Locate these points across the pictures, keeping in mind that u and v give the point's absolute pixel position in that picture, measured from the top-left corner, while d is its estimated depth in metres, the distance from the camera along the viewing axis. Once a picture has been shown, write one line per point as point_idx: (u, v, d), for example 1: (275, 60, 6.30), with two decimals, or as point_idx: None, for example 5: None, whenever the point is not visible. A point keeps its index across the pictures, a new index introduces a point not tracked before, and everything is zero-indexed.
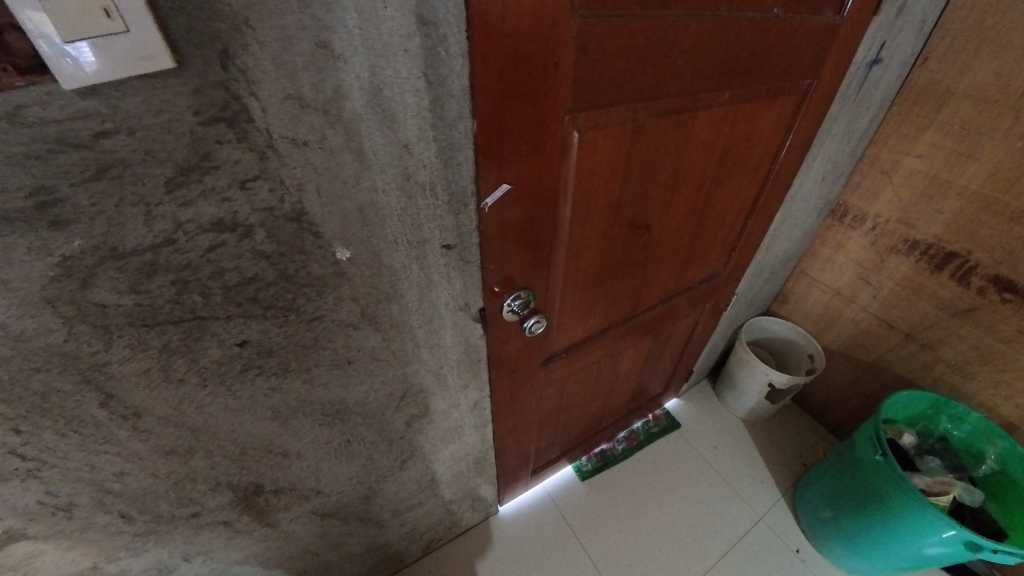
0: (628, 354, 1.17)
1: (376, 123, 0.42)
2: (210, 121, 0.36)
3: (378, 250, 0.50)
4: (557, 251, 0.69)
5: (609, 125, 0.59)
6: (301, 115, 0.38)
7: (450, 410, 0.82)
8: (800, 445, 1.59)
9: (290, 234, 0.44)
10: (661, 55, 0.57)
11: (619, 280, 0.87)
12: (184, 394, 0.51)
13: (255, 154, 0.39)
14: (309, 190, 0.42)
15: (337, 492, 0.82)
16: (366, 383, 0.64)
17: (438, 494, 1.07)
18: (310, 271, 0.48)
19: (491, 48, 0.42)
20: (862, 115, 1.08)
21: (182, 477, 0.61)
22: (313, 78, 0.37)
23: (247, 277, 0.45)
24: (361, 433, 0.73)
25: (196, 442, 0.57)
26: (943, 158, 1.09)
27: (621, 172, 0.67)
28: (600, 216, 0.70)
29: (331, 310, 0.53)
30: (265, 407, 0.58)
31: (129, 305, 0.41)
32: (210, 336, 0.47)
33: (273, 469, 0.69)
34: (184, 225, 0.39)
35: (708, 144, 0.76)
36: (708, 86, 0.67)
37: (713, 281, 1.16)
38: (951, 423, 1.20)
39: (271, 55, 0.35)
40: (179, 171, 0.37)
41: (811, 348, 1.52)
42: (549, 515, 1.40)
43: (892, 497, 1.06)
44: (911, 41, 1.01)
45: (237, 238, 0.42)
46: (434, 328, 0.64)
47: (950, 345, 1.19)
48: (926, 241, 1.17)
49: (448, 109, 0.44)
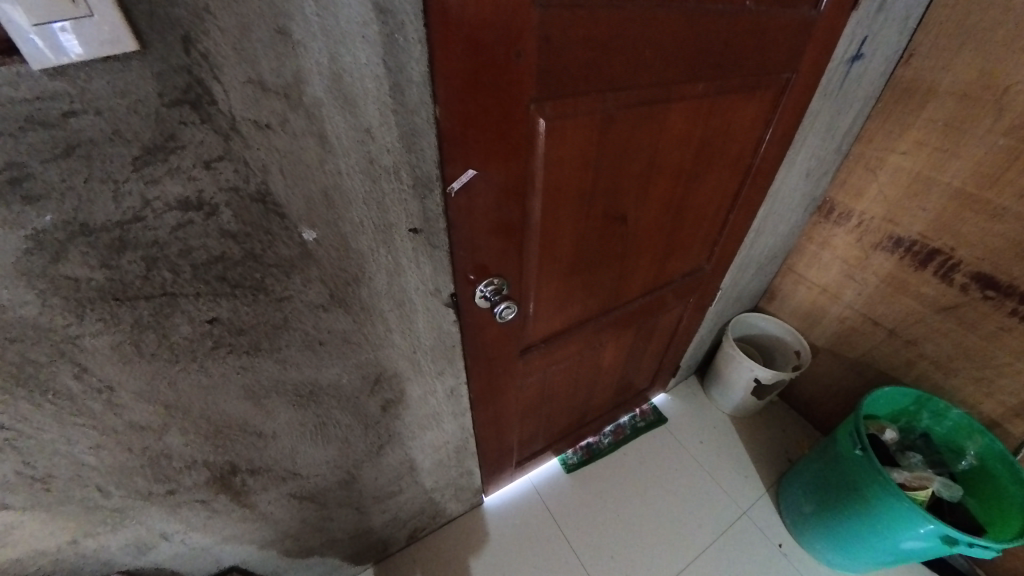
0: (612, 348, 1.19)
1: (337, 108, 0.43)
2: (174, 103, 0.37)
3: (344, 233, 0.52)
4: (532, 240, 0.71)
5: (579, 117, 0.61)
6: (263, 98, 0.40)
7: (427, 396, 0.84)
8: (785, 441, 1.60)
9: (255, 215, 0.46)
10: (628, 48, 0.58)
11: (597, 269, 0.89)
12: (156, 368, 0.54)
13: (219, 135, 0.40)
14: (273, 172, 0.44)
15: (314, 475, 0.85)
16: (339, 365, 0.66)
17: (419, 482, 1.09)
18: (277, 251, 0.49)
19: (450, 37, 0.44)
20: (845, 111, 1.10)
21: (157, 453, 0.63)
22: (273, 63, 0.39)
23: (215, 256, 0.47)
24: (336, 416, 0.75)
25: (170, 418, 0.60)
26: (926, 155, 1.11)
27: (592, 163, 0.68)
28: (574, 208, 0.72)
29: (299, 291, 0.54)
30: (238, 385, 0.61)
31: (100, 279, 0.44)
32: (180, 313, 0.50)
33: (250, 449, 0.72)
34: (152, 202, 0.41)
35: (683, 136, 0.78)
36: (679, 79, 0.68)
37: (697, 274, 1.17)
38: (932, 419, 1.22)
39: (233, 41, 0.37)
40: (145, 151, 0.39)
41: (797, 344, 1.53)
42: (532, 507, 1.42)
43: (871, 491, 1.08)
44: (895, 38, 1.02)
45: (204, 217, 0.44)
46: (406, 313, 0.65)
47: (932, 341, 1.21)
48: (910, 238, 1.19)
49: (409, 96, 0.46)
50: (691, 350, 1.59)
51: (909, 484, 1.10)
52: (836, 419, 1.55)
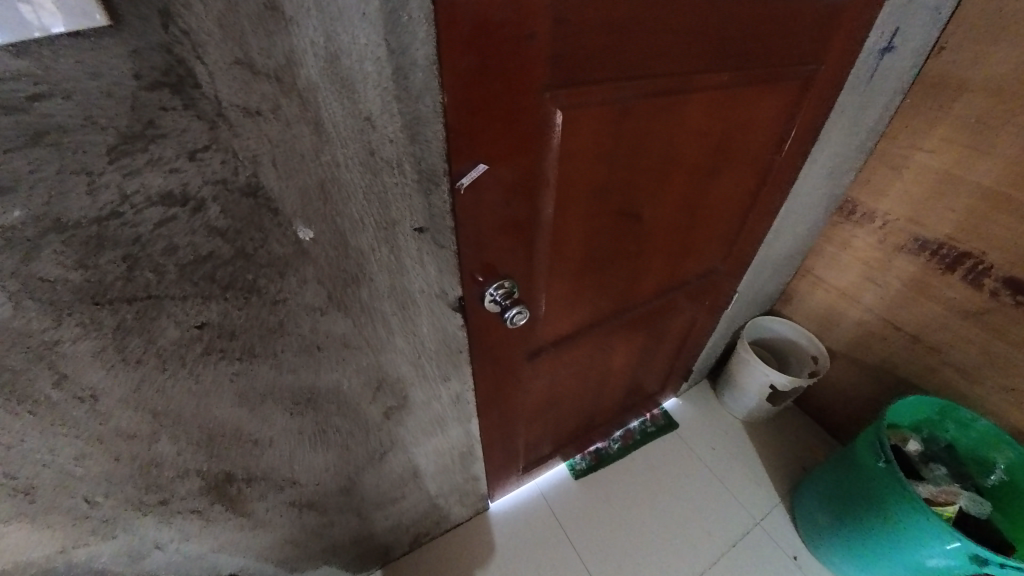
0: (622, 351, 1.14)
1: (334, 93, 0.39)
2: (153, 86, 0.34)
3: (343, 230, 0.48)
4: (541, 239, 0.67)
5: (594, 107, 0.57)
6: (252, 81, 0.36)
7: (431, 402, 0.80)
8: (800, 448, 1.55)
9: (245, 210, 0.42)
10: (647, 33, 0.54)
11: (609, 270, 0.84)
12: (143, 374, 0.50)
13: (204, 122, 0.36)
14: (265, 162, 0.40)
15: (313, 483, 0.81)
16: (338, 371, 0.63)
17: (422, 488, 1.05)
18: (270, 250, 0.46)
19: (457, 16, 0.40)
20: (871, 107, 1.05)
21: (147, 462, 0.60)
22: (262, 42, 0.35)
23: (202, 255, 0.43)
24: (336, 422, 0.71)
25: (159, 426, 0.57)
26: (955, 153, 1.05)
27: (606, 156, 0.64)
28: (587, 205, 0.68)
29: (295, 292, 0.51)
30: (231, 391, 0.57)
31: (78, 280, 0.40)
32: (166, 316, 0.46)
33: (246, 457, 0.68)
34: (131, 197, 0.38)
35: (702, 130, 0.74)
36: (700, 67, 0.64)
37: (712, 275, 1.13)
38: (957, 429, 1.16)
39: (217, 16, 0.33)
40: (122, 139, 0.35)
41: (814, 349, 1.48)
42: (539, 513, 1.38)
43: (893, 506, 1.03)
44: (926, 30, 0.97)
45: (189, 213, 0.40)
46: (409, 316, 0.61)
47: (958, 348, 1.16)
48: (936, 240, 1.13)
49: (413, 80, 0.41)
50: (703, 354, 1.54)
51: (937, 499, 1.08)
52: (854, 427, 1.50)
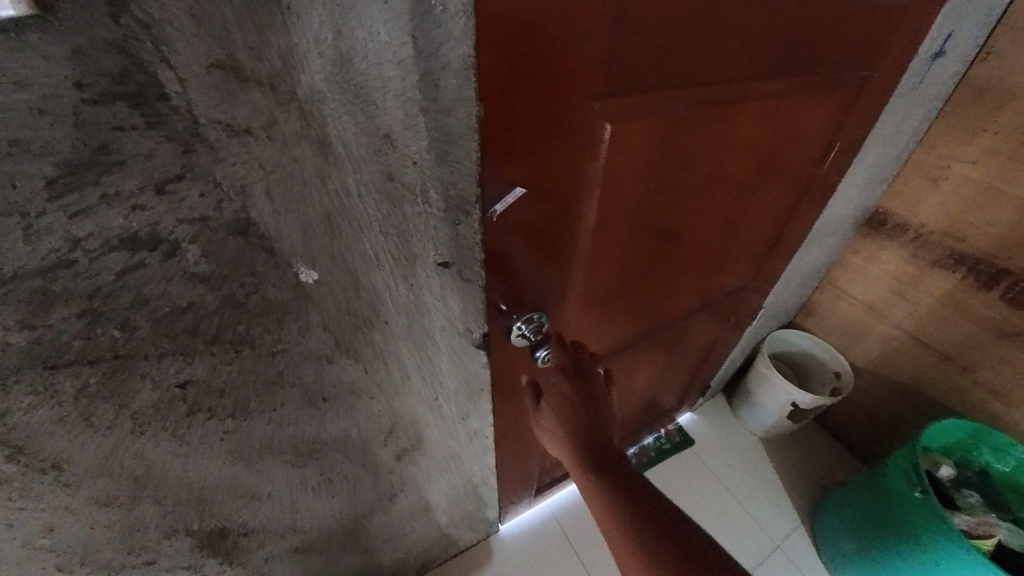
0: (643, 372, 1.07)
1: (345, 105, 0.31)
2: (103, 98, 0.25)
3: (354, 268, 0.39)
4: (575, 266, 0.59)
5: (648, 118, 0.48)
6: (238, 91, 0.27)
7: (447, 440, 0.72)
8: (822, 465, 1.48)
9: (233, 251, 0.34)
10: (710, 32, 0.46)
11: (641, 292, 0.76)
12: (116, 440, 0.42)
13: (176, 145, 0.28)
14: (257, 192, 0.32)
15: (317, 529, 0.73)
16: (345, 419, 0.54)
17: (432, 520, 0.97)
18: (265, 296, 0.37)
19: (499, 6, 0.32)
20: (914, 114, 0.96)
21: (130, 525, 0.52)
22: (251, 40, 0.26)
23: (182, 306, 0.35)
24: (343, 469, 0.63)
25: (140, 489, 0.49)
26: (998, 165, 0.97)
27: (651, 173, 0.56)
28: (626, 226, 0.60)
29: (296, 341, 0.42)
30: (223, 449, 0.49)
31: (23, 343, 0.32)
32: (139, 376, 0.38)
33: (242, 511, 0.60)
34: (84, 242, 0.29)
35: (751, 141, 0.65)
36: (762, 72, 0.56)
37: (740, 292, 1.05)
38: (994, 456, 1.10)
39: (187, 4, 0.24)
40: (65, 170, 0.26)
41: (836, 364, 1.40)
42: (552, 537, 1.30)
43: (929, 538, 0.97)
44: (975, 33, 0.88)
45: (161, 258, 0.32)
46: (427, 357, 0.53)
47: (993, 369, 1.09)
48: (972, 256, 1.06)
49: (444, 89, 0.32)
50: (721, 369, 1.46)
51: (974, 530, 1.02)
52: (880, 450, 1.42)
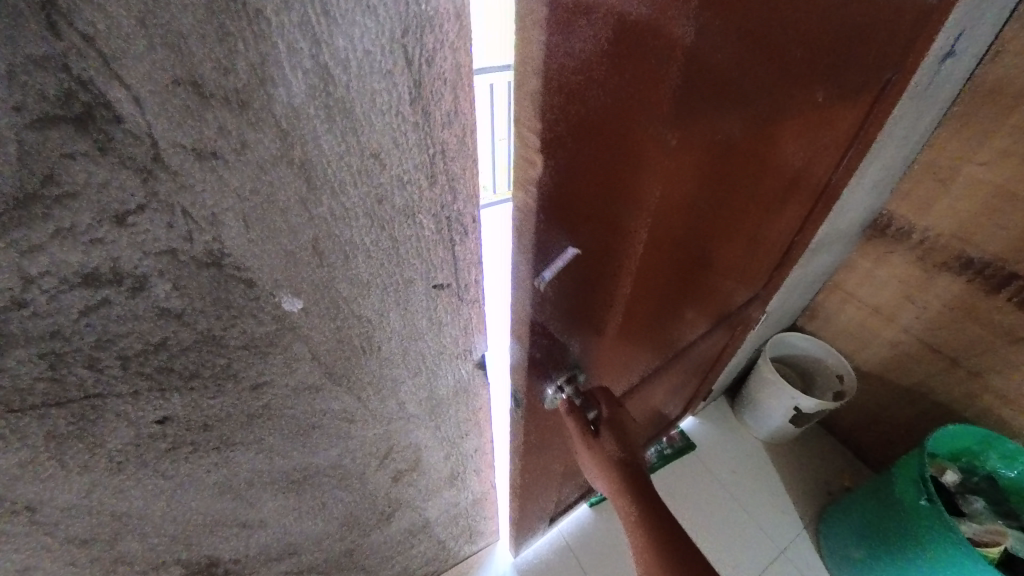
0: (657, 391, 1.03)
1: (328, 124, 0.27)
2: (45, 124, 0.21)
3: (342, 296, 0.36)
4: (610, 297, 0.56)
5: (701, 140, 0.45)
6: (202, 111, 0.24)
7: (447, 459, 0.69)
8: (828, 469, 1.46)
9: (207, 285, 0.31)
10: (770, 59, 0.43)
11: (669, 316, 0.74)
12: (93, 480, 0.39)
13: (135, 173, 0.24)
14: (230, 222, 0.28)
15: (313, 551, 0.70)
16: (338, 446, 0.52)
17: (432, 535, 0.94)
18: (244, 329, 0.34)
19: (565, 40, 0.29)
20: (926, 113, 0.93)
21: (112, 561, 0.49)
22: (218, 53, 0.22)
23: (153, 343, 0.32)
24: (339, 493, 0.60)
25: (121, 527, 0.45)
26: (1012, 168, 0.94)
27: (696, 199, 0.53)
28: (665, 252, 0.57)
29: (281, 373, 0.39)
30: (209, 482, 0.46)
31: None
32: (112, 416, 0.35)
33: (232, 541, 0.57)
34: (38, 281, 0.26)
35: (787, 162, 0.63)
36: (811, 90, 0.53)
37: (752, 303, 1.01)
38: (1001, 462, 1.08)
39: (139, 15, 0.20)
40: (9, 205, 0.23)
41: (840, 368, 1.38)
42: (564, 563, 1.28)
43: (937, 548, 0.94)
44: (987, 30, 0.85)
45: (126, 294, 0.29)
46: (424, 381, 0.50)
47: (1004, 375, 1.07)
48: (983, 259, 1.03)
49: (437, 103, 0.30)
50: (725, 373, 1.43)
51: (980, 539, 0.99)
52: (887, 455, 1.39)
